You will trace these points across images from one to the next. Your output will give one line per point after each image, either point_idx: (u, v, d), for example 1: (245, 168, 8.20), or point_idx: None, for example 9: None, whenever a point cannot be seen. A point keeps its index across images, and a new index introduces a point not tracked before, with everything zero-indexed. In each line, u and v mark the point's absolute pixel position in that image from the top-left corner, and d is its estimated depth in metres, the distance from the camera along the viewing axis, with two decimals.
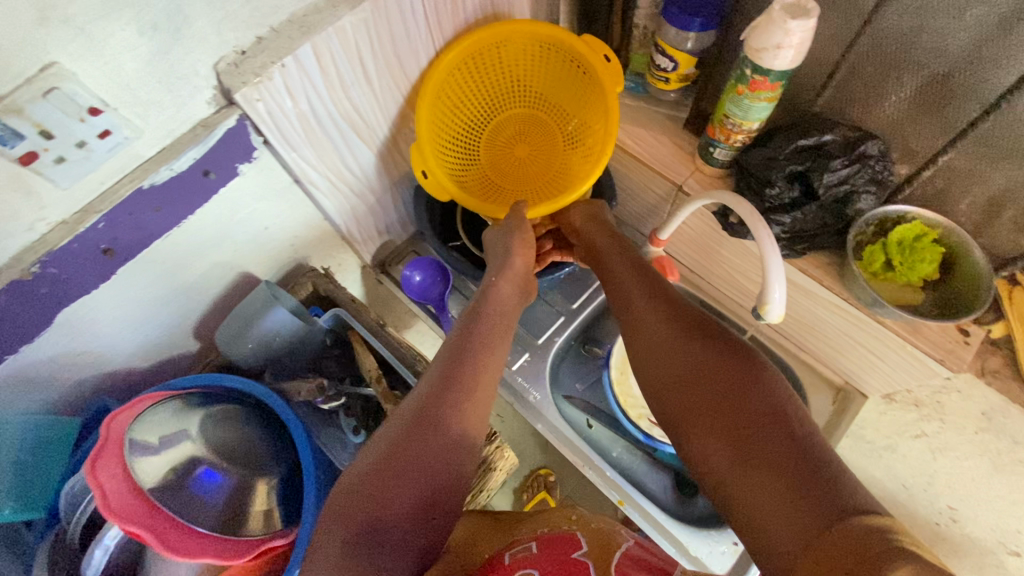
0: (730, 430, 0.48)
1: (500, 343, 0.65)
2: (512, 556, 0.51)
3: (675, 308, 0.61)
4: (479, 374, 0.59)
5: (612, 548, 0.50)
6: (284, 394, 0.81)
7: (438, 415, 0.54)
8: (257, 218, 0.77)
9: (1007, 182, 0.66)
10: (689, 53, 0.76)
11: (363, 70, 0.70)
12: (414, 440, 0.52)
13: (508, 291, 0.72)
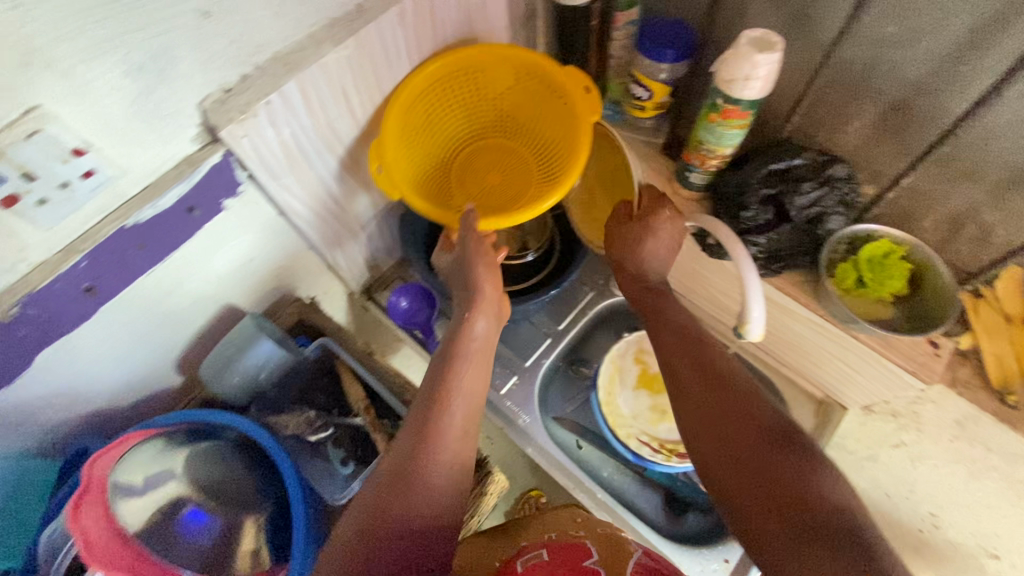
0: (777, 500, 0.49)
1: (474, 376, 0.63)
2: (524, 563, 0.57)
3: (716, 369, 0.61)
4: (462, 409, 0.60)
5: (625, 556, 0.55)
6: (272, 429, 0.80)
7: (417, 458, 0.55)
8: (243, 250, 0.77)
9: (966, 201, 0.69)
10: (664, 83, 0.79)
11: (347, 103, 0.72)
12: (400, 485, 0.53)
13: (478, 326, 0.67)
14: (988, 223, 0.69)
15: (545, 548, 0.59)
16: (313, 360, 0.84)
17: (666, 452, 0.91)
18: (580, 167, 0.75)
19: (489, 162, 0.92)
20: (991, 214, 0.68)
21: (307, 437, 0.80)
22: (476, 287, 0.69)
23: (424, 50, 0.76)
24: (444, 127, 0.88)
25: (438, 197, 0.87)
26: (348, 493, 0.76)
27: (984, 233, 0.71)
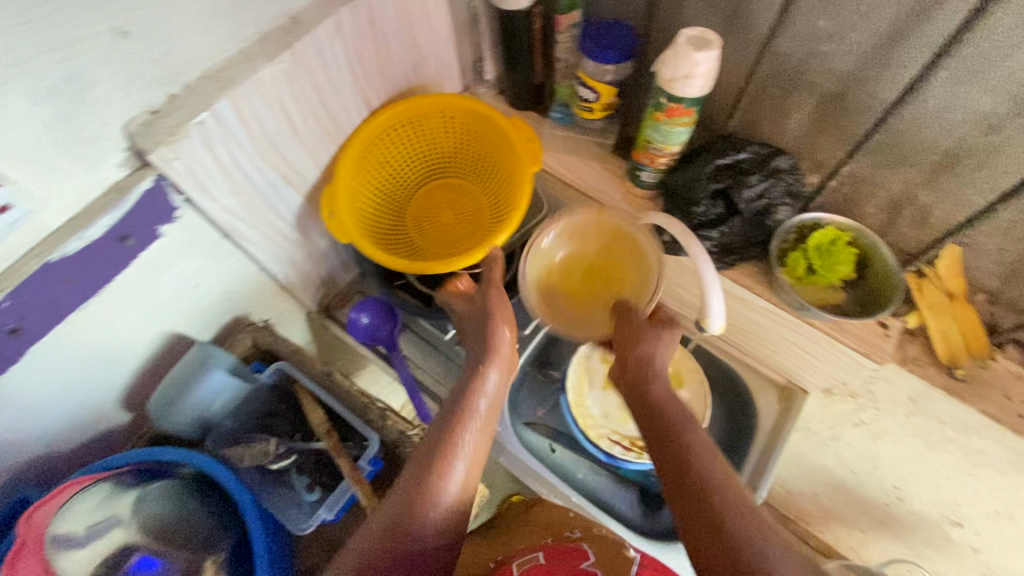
0: None
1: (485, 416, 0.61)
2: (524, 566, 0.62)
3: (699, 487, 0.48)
4: (472, 439, 0.59)
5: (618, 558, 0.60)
6: (229, 462, 0.78)
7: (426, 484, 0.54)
8: (186, 276, 0.73)
9: (903, 185, 0.72)
10: (609, 84, 0.80)
11: (289, 120, 0.69)
12: (406, 510, 0.52)
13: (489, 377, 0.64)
14: (924, 205, 0.72)
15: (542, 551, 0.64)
16: (270, 385, 0.81)
17: (638, 449, 0.91)
18: (522, 205, 0.77)
19: (446, 205, 0.92)
20: (926, 196, 0.71)
21: (269, 466, 0.78)
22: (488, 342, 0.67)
23: (366, 62, 0.74)
24: (401, 172, 0.90)
25: (389, 239, 0.87)
26: (315, 521, 0.74)
27: (921, 215, 0.73)
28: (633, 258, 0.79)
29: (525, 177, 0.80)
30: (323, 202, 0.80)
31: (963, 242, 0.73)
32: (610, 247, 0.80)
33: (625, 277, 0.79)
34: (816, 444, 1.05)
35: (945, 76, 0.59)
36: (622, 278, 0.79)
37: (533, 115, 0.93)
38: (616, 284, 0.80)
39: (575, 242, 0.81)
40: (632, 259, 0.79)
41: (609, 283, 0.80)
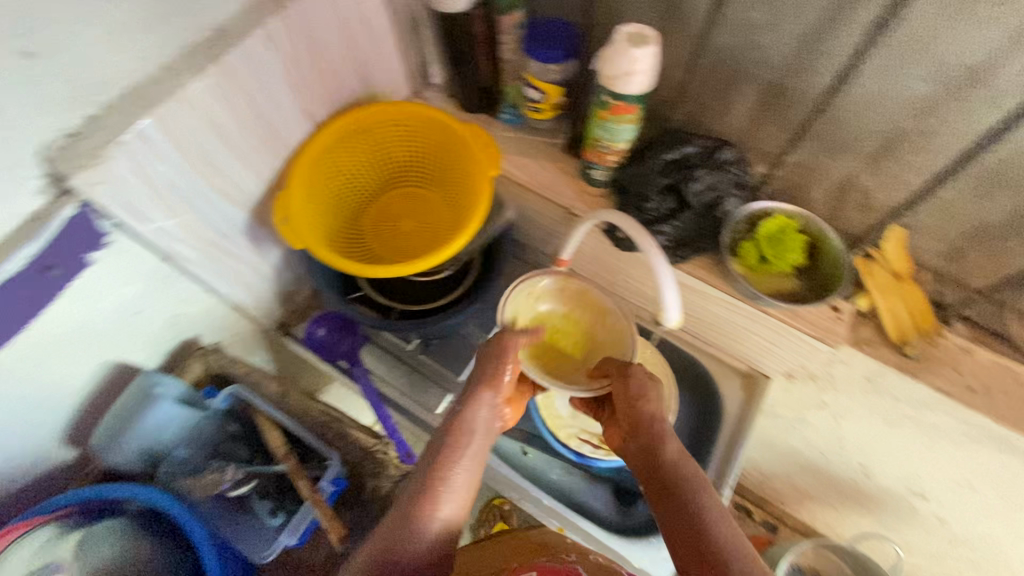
0: None
1: (478, 445, 0.63)
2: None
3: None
4: (467, 467, 0.62)
5: None
6: (180, 493, 0.76)
7: (419, 508, 0.57)
8: (125, 303, 0.70)
9: (847, 171, 0.73)
10: (555, 83, 0.79)
11: (224, 136, 0.67)
12: (400, 533, 0.55)
13: (479, 411, 0.65)
14: (867, 189, 0.73)
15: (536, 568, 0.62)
16: (224, 410, 0.79)
17: (607, 448, 0.91)
18: (481, 210, 0.74)
19: (404, 213, 0.89)
20: (869, 180, 0.72)
21: (227, 494, 0.75)
22: (492, 372, 0.67)
23: (306, 72, 0.72)
24: (357, 181, 0.86)
25: (345, 249, 0.83)
26: (277, 547, 0.74)
27: (866, 199, 0.75)
28: (604, 329, 0.83)
29: (484, 182, 0.76)
30: (275, 206, 0.75)
31: (906, 224, 0.75)
32: (585, 314, 0.84)
33: (594, 346, 0.82)
34: (784, 428, 1.06)
35: (876, 63, 0.61)
36: (591, 346, 0.83)
37: (483, 118, 0.92)
38: (586, 351, 0.83)
39: (554, 302, 0.84)
40: (604, 330, 0.83)
41: (578, 348, 0.83)
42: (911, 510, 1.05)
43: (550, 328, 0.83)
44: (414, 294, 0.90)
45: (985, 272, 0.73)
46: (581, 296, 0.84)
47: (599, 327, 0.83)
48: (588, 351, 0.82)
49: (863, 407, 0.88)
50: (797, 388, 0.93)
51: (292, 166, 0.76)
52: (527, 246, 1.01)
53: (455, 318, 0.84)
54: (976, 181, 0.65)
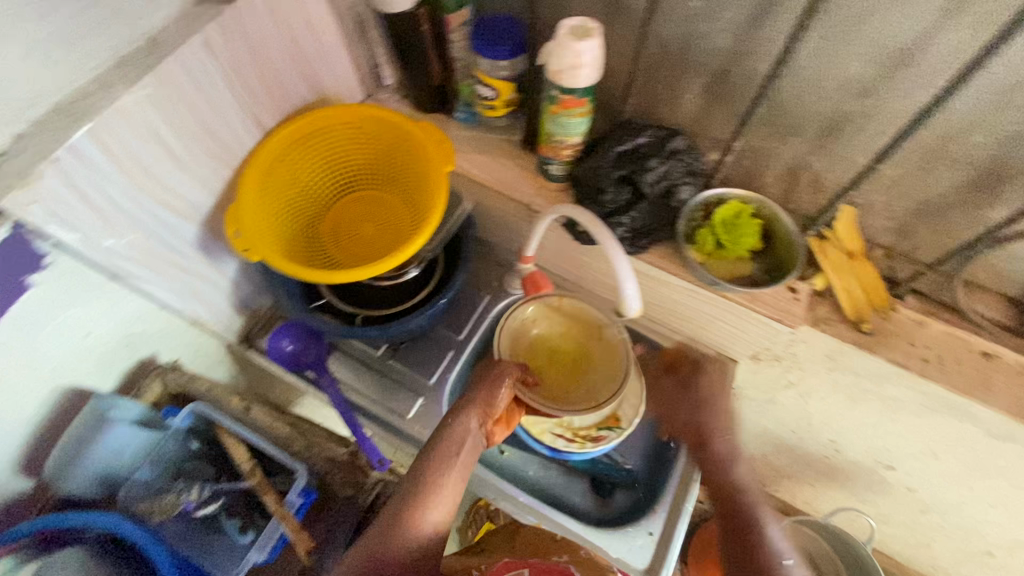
0: None
1: (466, 455, 0.64)
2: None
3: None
4: (457, 473, 0.63)
5: None
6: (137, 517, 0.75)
7: (406, 515, 0.59)
8: (73, 325, 0.68)
9: (796, 154, 0.74)
10: (506, 79, 0.79)
11: (166, 148, 0.65)
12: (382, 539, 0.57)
13: (468, 423, 0.65)
14: (817, 171, 0.75)
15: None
16: (187, 430, 0.79)
17: (579, 440, 0.89)
18: (438, 208, 0.73)
19: (364, 216, 0.86)
20: (818, 162, 0.73)
21: (193, 513, 0.77)
22: (487, 398, 0.68)
23: (251, 79, 0.71)
24: (314, 187, 0.84)
25: (304, 258, 0.81)
26: (247, 563, 0.75)
27: (816, 181, 0.76)
28: (598, 344, 0.87)
29: (439, 179, 0.75)
30: (227, 219, 0.74)
31: (856, 203, 0.76)
32: (580, 332, 0.88)
33: (592, 363, 0.87)
34: (756, 410, 1.08)
35: (813, 46, 0.62)
36: (591, 362, 0.87)
37: (439, 117, 0.91)
38: (584, 369, 0.87)
39: (550, 324, 0.89)
40: (601, 346, 0.87)
41: (577, 367, 0.87)
42: (883, 483, 1.08)
43: (548, 349, 0.88)
44: (378, 299, 0.89)
45: (933, 246, 0.75)
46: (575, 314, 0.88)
47: (594, 343, 0.87)
48: (587, 368, 0.87)
49: (828, 385, 0.90)
50: (764, 370, 0.95)
51: (242, 174, 0.74)
52: (493, 245, 1.00)
53: (420, 319, 0.83)
54: (916, 157, 0.67)
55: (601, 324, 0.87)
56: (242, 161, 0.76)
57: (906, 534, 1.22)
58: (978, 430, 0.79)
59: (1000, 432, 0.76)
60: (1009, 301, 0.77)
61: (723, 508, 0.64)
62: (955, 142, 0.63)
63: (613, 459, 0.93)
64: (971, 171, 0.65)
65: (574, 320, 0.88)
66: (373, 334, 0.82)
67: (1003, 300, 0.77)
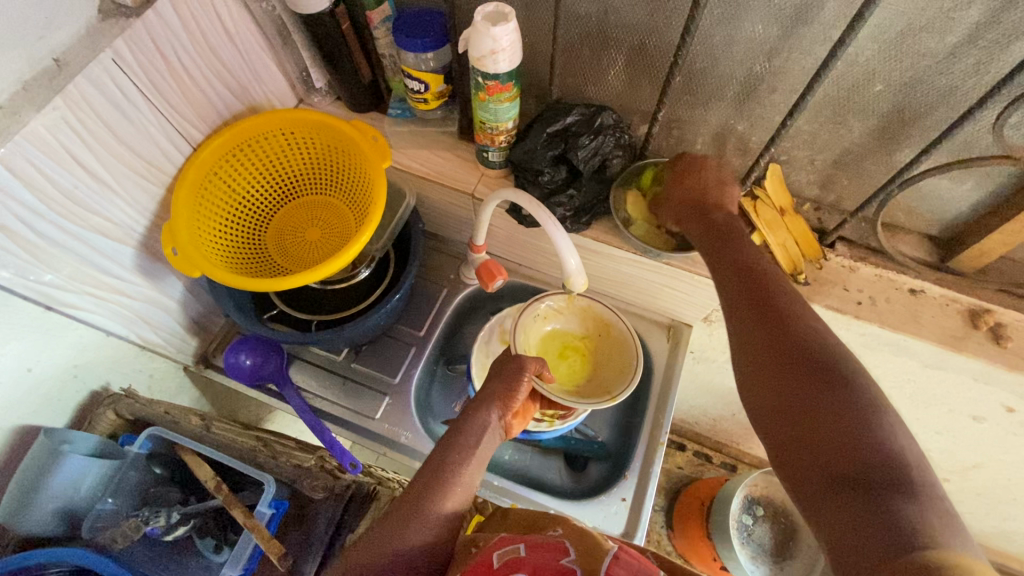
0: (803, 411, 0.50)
1: (488, 440, 0.67)
2: (501, 559, 0.53)
3: (814, 384, 0.50)
4: (476, 461, 0.65)
5: (601, 554, 0.51)
6: (100, 548, 0.74)
7: (422, 502, 0.60)
8: (10, 363, 0.66)
9: (720, 118, 0.77)
10: (434, 71, 0.79)
11: (87, 171, 0.64)
12: (392, 528, 0.59)
13: (489, 416, 0.68)
14: (743, 134, 0.78)
15: (523, 543, 0.55)
16: (147, 454, 0.79)
17: (549, 418, 0.86)
18: (378, 205, 0.73)
19: (309, 221, 0.84)
20: (742, 125, 0.77)
21: (161, 537, 0.76)
22: (507, 389, 0.71)
23: (171, 94, 0.69)
24: (254, 197, 0.83)
25: (252, 271, 0.80)
26: None
27: (743, 143, 0.80)
28: (606, 341, 0.89)
29: (377, 175, 0.76)
30: (163, 238, 0.73)
31: (781, 160, 0.80)
32: (592, 330, 0.90)
33: (602, 356, 0.89)
34: (718, 371, 1.12)
35: (718, 13, 0.65)
36: (600, 356, 0.89)
37: (375, 116, 0.91)
38: (592, 366, 0.89)
39: (561, 320, 0.90)
40: (608, 342, 0.89)
41: (587, 362, 0.90)
42: None
43: (559, 343, 0.90)
44: (332, 304, 0.89)
45: (855, 194, 0.80)
46: (585, 311, 0.89)
47: (601, 339, 0.89)
48: (596, 363, 0.89)
49: None
50: (718, 330, 0.98)
51: (175, 190, 0.73)
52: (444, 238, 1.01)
53: (375, 318, 0.83)
54: (827, 109, 0.71)
55: (609, 321, 0.88)
56: (173, 179, 0.75)
57: None
58: (915, 362, 0.84)
59: (933, 361, 0.81)
60: (928, 239, 0.82)
61: (749, 308, 0.59)
62: (860, 92, 0.67)
63: (584, 434, 0.94)
64: (877, 119, 0.69)
65: (587, 316, 0.89)
66: (328, 338, 0.82)
67: (923, 239, 0.83)
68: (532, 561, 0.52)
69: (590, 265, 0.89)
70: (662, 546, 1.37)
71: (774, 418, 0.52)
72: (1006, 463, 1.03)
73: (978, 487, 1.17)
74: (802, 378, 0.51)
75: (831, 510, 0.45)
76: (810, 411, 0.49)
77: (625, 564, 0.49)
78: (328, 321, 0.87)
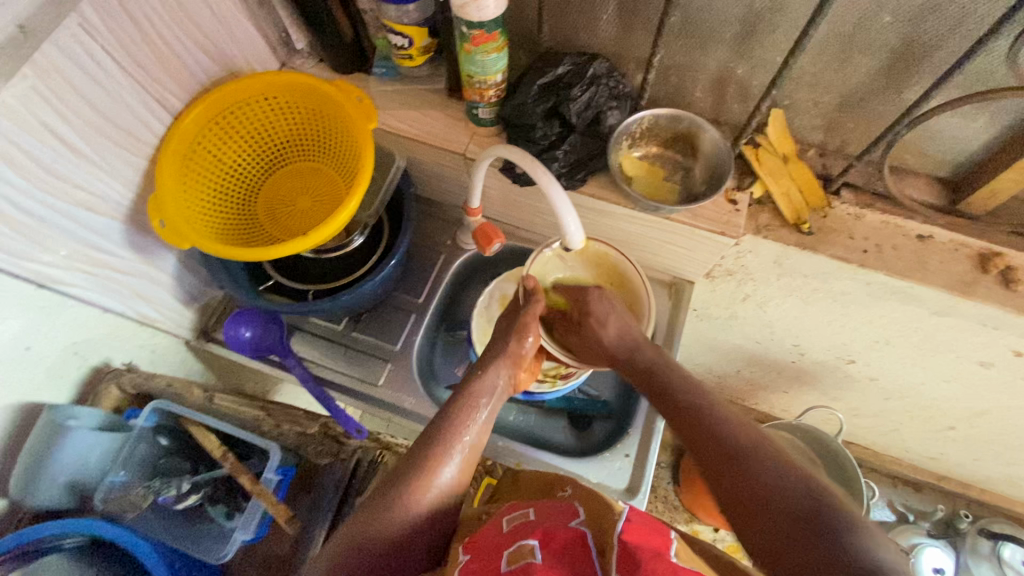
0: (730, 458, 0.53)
1: (493, 406, 0.67)
2: (510, 524, 0.55)
3: (791, 519, 0.47)
4: (481, 425, 0.65)
5: (611, 516, 0.53)
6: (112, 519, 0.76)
7: (424, 471, 0.60)
8: (6, 341, 0.66)
9: (720, 61, 0.74)
10: (416, 25, 0.76)
11: (63, 142, 0.62)
12: (394, 500, 0.59)
13: (497, 377, 0.68)
14: (743, 78, 0.75)
15: (532, 508, 0.58)
16: (155, 427, 0.79)
17: (551, 378, 0.86)
18: (366, 168, 0.71)
19: (299, 189, 0.83)
20: (742, 68, 0.73)
21: (175, 506, 0.79)
22: (515, 348, 0.70)
23: (146, 61, 0.67)
24: (241, 166, 0.81)
25: (243, 241, 0.78)
26: (235, 544, 0.75)
27: (743, 88, 0.76)
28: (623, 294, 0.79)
29: (363, 137, 0.73)
30: (150, 211, 0.71)
31: (783, 105, 0.77)
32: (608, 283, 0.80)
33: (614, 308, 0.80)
34: (721, 327, 1.11)
35: None
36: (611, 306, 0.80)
37: (359, 77, 0.88)
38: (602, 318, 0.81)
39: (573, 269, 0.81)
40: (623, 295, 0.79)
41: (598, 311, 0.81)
42: (846, 377, 1.14)
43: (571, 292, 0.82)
44: (330, 272, 0.88)
45: (862, 137, 0.77)
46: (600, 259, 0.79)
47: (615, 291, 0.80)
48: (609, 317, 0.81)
49: (781, 291, 0.92)
50: (721, 286, 0.97)
51: (157, 160, 0.71)
52: (439, 202, 1.00)
53: (372, 285, 0.82)
54: (829, 47, 0.67)
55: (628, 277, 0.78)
56: (156, 149, 0.73)
57: (877, 422, 1.30)
58: (922, 310, 0.82)
59: (941, 308, 0.80)
60: (937, 181, 0.79)
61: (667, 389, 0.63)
62: (866, 26, 0.64)
63: (587, 395, 0.94)
64: (883, 54, 0.66)
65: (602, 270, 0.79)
66: (327, 307, 0.81)
67: (932, 181, 0.79)
68: (542, 523, 0.54)
69: (590, 224, 0.87)
70: (669, 501, 1.39)
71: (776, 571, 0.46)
72: (1012, 408, 1.03)
73: (983, 433, 1.17)
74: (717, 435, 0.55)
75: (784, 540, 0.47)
76: (773, 500, 0.49)
77: (637, 526, 0.50)
78: (325, 290, 0.86)
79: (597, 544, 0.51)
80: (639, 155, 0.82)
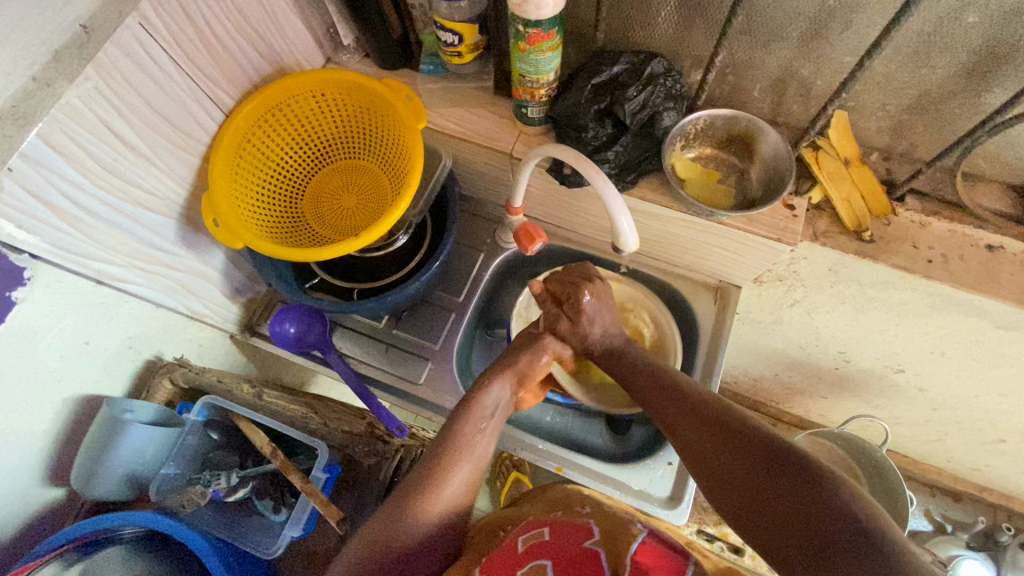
0: (693, 413, 0.57)
1: (501, 416, 0.67)
2: (527, 542, 0.54)
3: (746, 447, 0.51)
4: (488, 436, 0.65)
5: (628, 540, 0.51)
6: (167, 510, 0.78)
7: (438, 475, 0.60)
8: (68, 336, 0.67)
9: (783, 61, 0.70)
10: (467, 22, 0.74)
11: (122, 141, 0.62)
12: (410, 501, 0.58)
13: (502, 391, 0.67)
14: (806, 78, 0.71)
15: (548, 526, 0.56)
16: (203, 420, 0.83)
17: None
18: (417, 169, 0.70)
19: (345, 187, 0.82)
20: (807, 69, 0.70)
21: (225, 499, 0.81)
22: (525, 368, 0.69)
23: (202, 59, 0.67)
24: (288, 163, 0.81)
25: (292, 239, 0.79)
26: (284, 540, 0.78)
27: (805, 88, 0.73)
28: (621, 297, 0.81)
29: (413, 137, 0.72)
30: (204, 209, 0.72)
31: (848, 107, 0.73)
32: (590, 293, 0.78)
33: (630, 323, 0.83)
34: (763, 332, 1.09)
35: None
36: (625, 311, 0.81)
37: (405, 73, 0.87)
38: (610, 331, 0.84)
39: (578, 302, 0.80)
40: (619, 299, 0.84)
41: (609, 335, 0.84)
42: (892, 386, 1.10)
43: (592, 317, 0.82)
44: (373, 271, 0.88)
45: (933, 141, 0.73)
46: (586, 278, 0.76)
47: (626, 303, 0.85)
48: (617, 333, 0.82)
49: (832, 298, 0.89)
50: (767, 291, 0.94)
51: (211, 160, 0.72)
52: (479, 199, 0.98)
53: (418, 286, 0.82)
54: (907, 48, 0.64)
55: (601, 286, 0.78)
56: (209, 148, 0.73)
57: (919, 432, 1.26)
58: (985, 323, 0.79)
59: (1007, 322, 0.76)
60: (1011, 189, 0.75)
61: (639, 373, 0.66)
62: (949, 25, 0.60)
63: None
64: (966, 55, 0.62)
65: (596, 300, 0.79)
66: (372, 306, 0.81)
67: (1006, 189, 0.75)
68: (556, 544, 0.53)
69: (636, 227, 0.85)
70: (699, 504, 1.38)
71: (760, 527, 0.47)
72: None
73: None
74: (680, 400, 0.59)
75: (734, 466, 0.51)
76: (725, 440, 0.53)
77: (650, 549, 0.49)
78: (370, 288, 0.86)
79: (612, 565, 0.49)
80: (692, 156, 0.80)
